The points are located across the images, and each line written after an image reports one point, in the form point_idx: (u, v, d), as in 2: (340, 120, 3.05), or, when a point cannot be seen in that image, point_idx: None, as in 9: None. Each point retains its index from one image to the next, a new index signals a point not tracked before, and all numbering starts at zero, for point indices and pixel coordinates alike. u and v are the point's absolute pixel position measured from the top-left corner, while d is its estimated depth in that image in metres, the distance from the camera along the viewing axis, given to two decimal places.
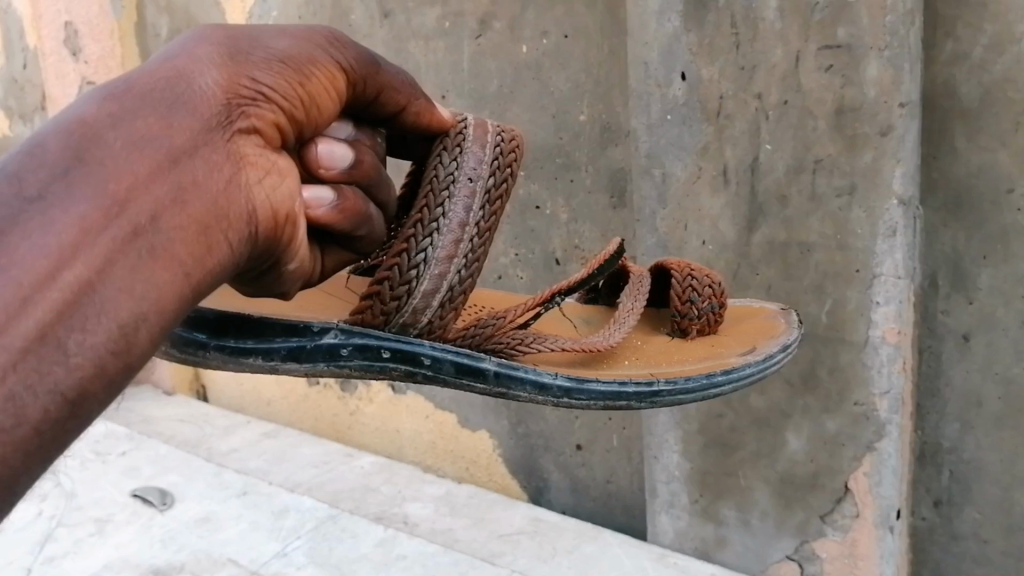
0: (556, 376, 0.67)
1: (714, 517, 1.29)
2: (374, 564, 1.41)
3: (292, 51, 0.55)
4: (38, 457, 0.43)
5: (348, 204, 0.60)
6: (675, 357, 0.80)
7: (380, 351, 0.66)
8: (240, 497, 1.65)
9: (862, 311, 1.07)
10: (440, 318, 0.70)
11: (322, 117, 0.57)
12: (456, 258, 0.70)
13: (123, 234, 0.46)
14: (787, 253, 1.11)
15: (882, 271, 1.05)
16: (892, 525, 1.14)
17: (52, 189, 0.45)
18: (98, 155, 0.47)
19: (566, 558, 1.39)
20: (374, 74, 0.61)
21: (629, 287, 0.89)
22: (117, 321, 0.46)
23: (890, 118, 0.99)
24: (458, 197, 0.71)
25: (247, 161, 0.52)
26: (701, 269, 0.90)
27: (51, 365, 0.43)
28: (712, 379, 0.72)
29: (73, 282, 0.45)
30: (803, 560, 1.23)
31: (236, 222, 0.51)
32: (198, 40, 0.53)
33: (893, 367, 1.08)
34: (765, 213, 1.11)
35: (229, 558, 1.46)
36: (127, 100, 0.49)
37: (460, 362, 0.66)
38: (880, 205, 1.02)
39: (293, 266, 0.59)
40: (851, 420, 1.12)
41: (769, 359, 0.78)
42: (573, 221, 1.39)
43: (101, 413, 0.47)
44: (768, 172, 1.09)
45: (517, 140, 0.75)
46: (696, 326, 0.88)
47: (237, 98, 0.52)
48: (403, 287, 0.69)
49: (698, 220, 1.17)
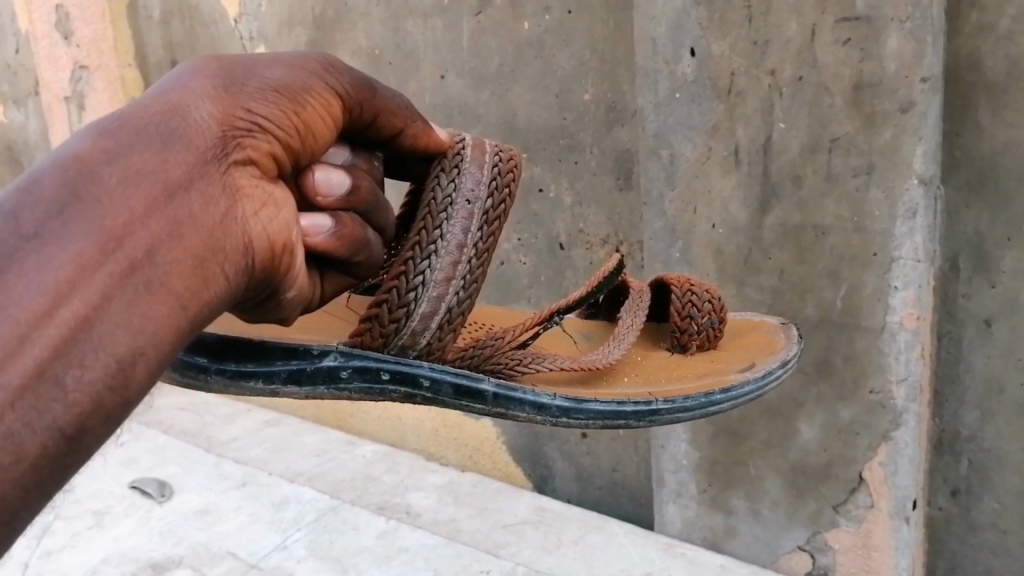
0: (554, 397, 0.65)
1: (723, 507, 1.27)
2: (375, 557, 1.38)
3: (286, 80, 0.53)
4: (37, 492, 0.41)
5: (347, 230, 0.57)
6: (674, 373, 0.78)
7: (379, 373, 0.63)
8: (240, 489, 1.62)
9: (880, 295, 1.03)
10: (439, 339, 0.66)
11: (319, 144, 0.55)
12: (455, 279, 0.66)
13: (119, 269, 0.44)
14: (802, 236, 1.07)
15: (901, 255, 1.01)
16: (908, 516, 1.10)
17: (50, 226, 0.43)
18: (93, 191, 0.44)
19: (572, 549, 1.35)
20: (370, 99, 0.59)
21: (628, 304, 0.85)
22: (113, 356, 0.43)
23: (911, 94, 0.95)
24: (456, 219, 0.67)
25: (243, 191, 0.50)
26: (700, 283, 0.87)
27: (50, 402, 0.41)
28: (711, 397, 0.70)
29: (70, 319, 0.42)
30: (815, 551, 1.20)
31: (233, 254, 0.49)
32: (193, 72, 0.50)
33: (911, 354, 1.04)
34: (779, 194, 1.07)
35: (228, 552, 1.42)
36: (122, 134, 0.47)
37: (460, 384, 0.63)
38: (899, 184, 0.98)
39: (292, 294, 0.56)
40: (867, 408, 1.08)
41: (769, 375, 0.75)
42: (577, 205, 1.36)
43: (99, 448, 0.45)
44: (782, 151, 1.05)
45: (516, 160, 0.71)
46: (696, 342, 0.85)
47: (232, 129, 0.50)
48: (401, 310, 0.65)
49: (708, 203, 1.13)
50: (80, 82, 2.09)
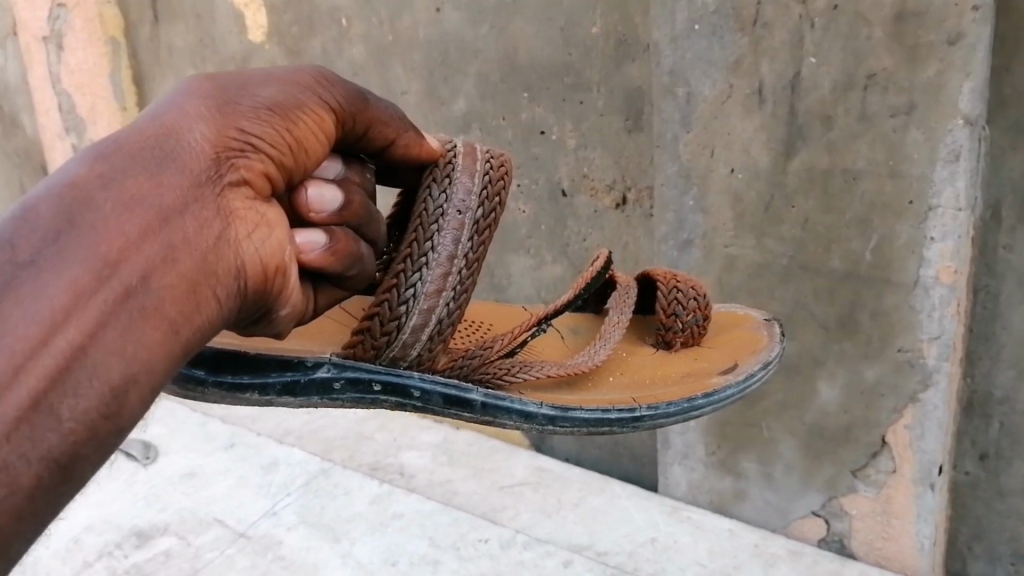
0: (541, 406, 0.71)
1: (732, 469, 1.22)
2: (369, 523, 1.31)
3: (278, 97, 0.53)
4: (33, 521, 0.41)
5: (340, 246, 0.58)
6: (659, 373, 0.83)
7: (371, 384, 0.67)
8: (226, 450, 1.55)
9: (915, 246, 0.96)
10: (429, 350, 0.69)
11: (311, 159, 0.55)
12: (444, 291, 0.69)
13: (114, 296, 0.43)
14: (830, 181, 0.99)
15: (940, 203, 0.93)
16: (934, 482, 1.04)
17: (45, 254, 0.42)
18: (89, 218, 0.44)
19: (573, 513, 1.30)
20: (362, 110, 0.59)
21: (616, 300, 0.89)
22: (108, 384, 0.43)
23: (960, 24, 0.86)
24: (447, 230, 0.69)
25: (235, 213, 0.50)
26: (686, 279, 0.90)
27: (45, 432, 0.41)
28: (693, 402, 0.76)
29: (66, 347, 0.42)
30: (831, 516, 1.14)
31: (224, 277, 0.49)
32: (186, 94, 0.50)
33: (946, 310, 0.96)
34: (806, 136, 0.99)
35: (216, 518, 1.36)
36: (117, 158, 0.46)
37: (450, 394, 0.68)
38: (943, 125, 0.90)
39: (285, 311, 0.57)
40: (894, 367, 1.01)
41: (750, 377, 0.81)
42: (582, 148, 1.27)
43: (92, 475, 0.44)
44: (811, 90, 0.97)
45: (506, 165, 0.73)
46: (681, 339, 0.89)
47: (226, 151, 0.49)
48: (393, 323, 0.67)
49: (727, 145, 1.06)
50: (59, 21, 1.94)
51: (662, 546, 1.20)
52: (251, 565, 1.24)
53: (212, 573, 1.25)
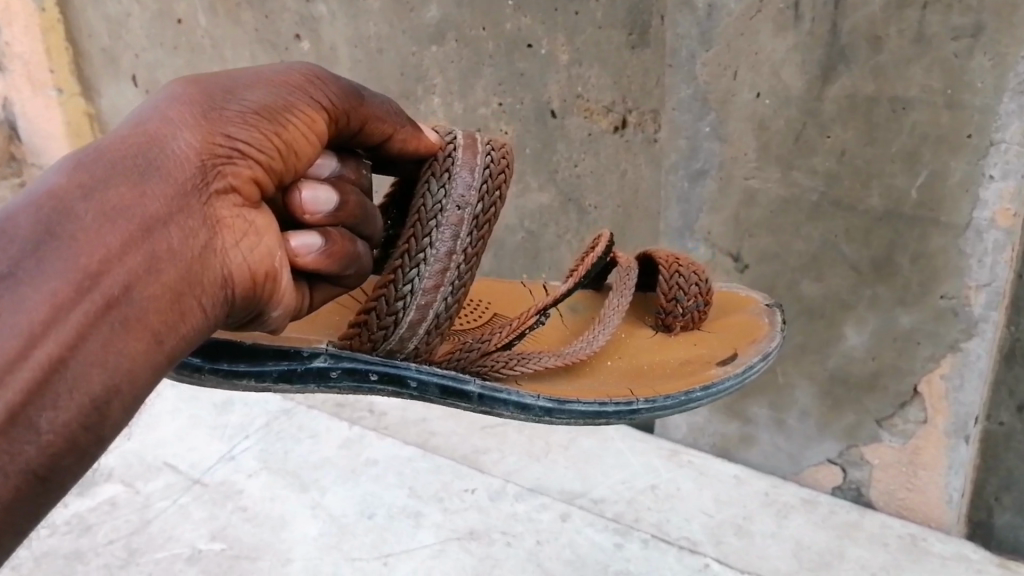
0: (538, 398, 0.63)
1: (742, 414, 1.15)
2: (340, 471, 1.20)
3: (267, 100, 0.48)
4: (11, 530, 0.40)
5: (336, 247, 0.51)
6: (659, 359, 0.75)
7: (367, 374, 0.60)
8: (175, 388, 1.42)
9: (970, 185, 0.86)
10: (427, 343, 0.61)
11: (303, 163, 0.49)
12: (443, 287, 0.60)
13: (95, 308, 0.40)
14: (874, 109, 0.88)
15: (1003, 138, 0.83)
16: (969, 435, 0.97)
17: (24, 266, 0.39)
18: (68, 228, 0.40)
19: (563, 457, 1.21)
20: (357, 106, 0.52)
21: (614, 281, 0.78)
22: (87, 395, 0.40)
23: None
24: (444, 225, 0.59)
25: (222, 221, 0.46)
26: (689, 261, 0.80)
27: (23, 445, 0.39)
28: (690, 395, 0.68)
29: (44, 361, 0.39)
30: (848, 464, 1.08)
31: (211, 287, 0.45)
32: (171, 97, 0.46)
33: (1001, 257, 0.87)
34: (848, 58, 0.88)
35: (166, 463, 1.25)
36: (98, 167, 0.42)
37: (447, 385, 0.61)
38: (1014, 52, 0.79)
39: (278, 312, 0.51)
40: (934, 315, 0.93)
41: (749, 369, 0.72)
42: (576, 64, 1.08)
43: (76, 481, 0.42)
44: (859, 6, 0.85)
45: (509, 152, 0.62)
46: (680, 324, 0.79)
47: (213, 158, 0.45)
48: (389, 318, 0.59)
49: (753, 66, 0.95)
50: None
51: (665, 494, 1.13)
52: (210, 518, 1.13)
53: (163, 524, 1.13)
